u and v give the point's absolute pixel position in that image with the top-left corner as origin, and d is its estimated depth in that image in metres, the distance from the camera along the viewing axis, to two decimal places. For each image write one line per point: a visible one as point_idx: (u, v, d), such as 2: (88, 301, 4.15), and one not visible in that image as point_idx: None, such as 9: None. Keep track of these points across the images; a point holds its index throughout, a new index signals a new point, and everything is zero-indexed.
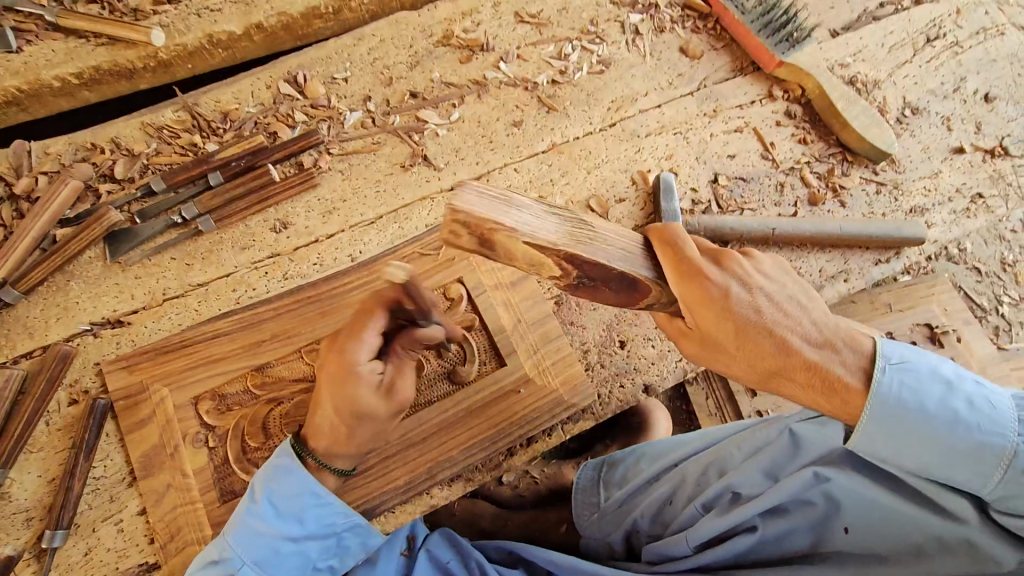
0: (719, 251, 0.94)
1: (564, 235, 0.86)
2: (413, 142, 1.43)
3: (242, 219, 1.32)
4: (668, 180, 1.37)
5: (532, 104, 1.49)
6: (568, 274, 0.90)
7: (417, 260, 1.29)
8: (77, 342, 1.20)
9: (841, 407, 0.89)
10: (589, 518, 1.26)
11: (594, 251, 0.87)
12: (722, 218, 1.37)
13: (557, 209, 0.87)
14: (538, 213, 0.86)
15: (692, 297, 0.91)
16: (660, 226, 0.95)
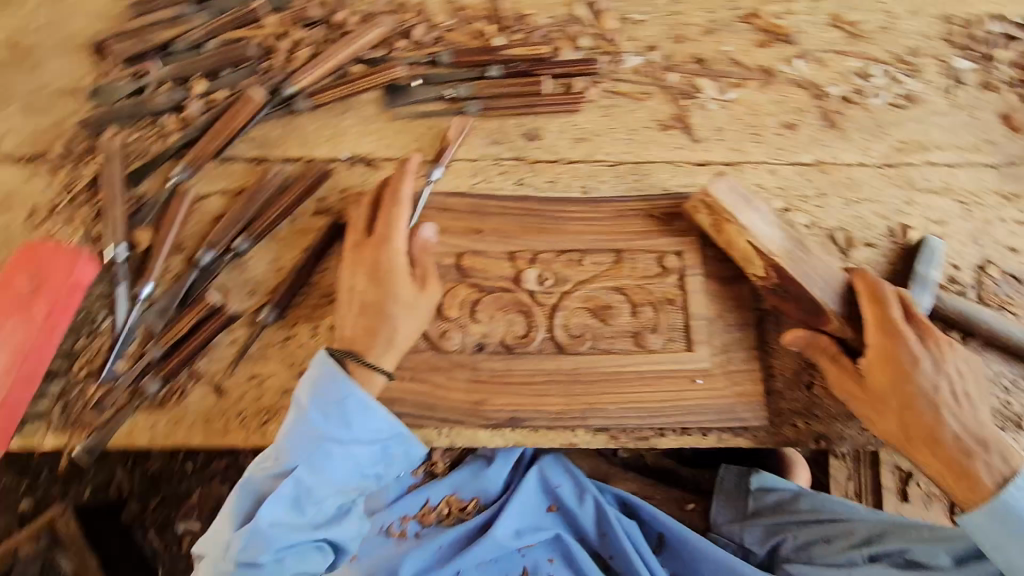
0: (921, 320, 1.11)
1: (779, 247, 1.16)
2: (681, 105, 1.39)
3: (501, 116, 1.38)
4: (933, 246, 1.27)
5: (814, 112, 1.39)
6: (769, 278, 1.17)
7: (646, 220, 1.28)
8: (334, 166, 1.34)
9: (961, 489, 1.06)
10: (727, 520, 1.37)
11: (804, 273, 1.15)
12: (975, 307, 1.25)
13: (787, 229, 1.18)
14: (772, 222, 1.18)
15: (886, 348, 1.10)
16: (866, 275, 1.16)
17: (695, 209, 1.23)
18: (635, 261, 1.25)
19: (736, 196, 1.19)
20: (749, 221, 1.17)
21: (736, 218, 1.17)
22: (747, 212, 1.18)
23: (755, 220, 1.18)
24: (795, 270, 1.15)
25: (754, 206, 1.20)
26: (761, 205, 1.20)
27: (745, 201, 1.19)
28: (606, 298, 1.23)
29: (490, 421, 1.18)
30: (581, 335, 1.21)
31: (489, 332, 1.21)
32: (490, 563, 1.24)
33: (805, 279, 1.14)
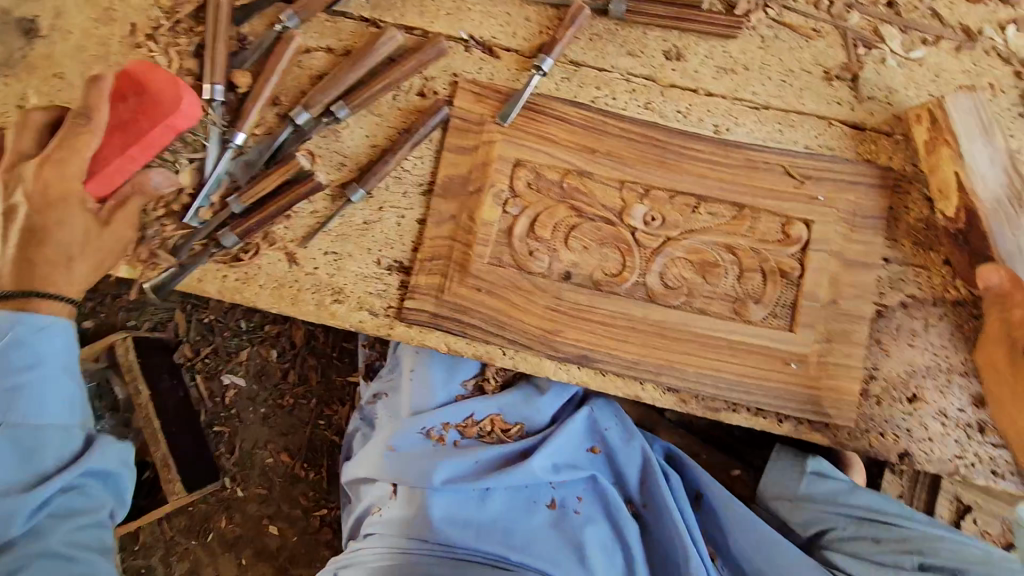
0: None
1: (987, 194, 1.04)
2: (853, 54, 1.19)
3: (645, 25, 1.20)
4: None
5: (1011, 94, 1.17)
6: (958, 220, 1.06)
7: (780, 175, 1.15)
8: (451, 45, 1.20)
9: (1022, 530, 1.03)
10: (775, 494, 1.26)
11: (1000, 228, 1.03)
12: None
13: (1014, 171, 1.04)
14: (1000, 159, 1.04)
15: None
16: None
17: (918, 117, 1.08)
18: (755, 222, 1.12)
19: (976, 118, 1.04)
20: (971, 151, 1.04)
21: (958, 142, 1.04)
22: (977, 141, 1.04)
23: (979, 151, 1.04)
24: (991, 222, 1.03)
25: (992, 136, 1.04)
26: (1000, 138, 1.04)
27: (982, 127, 1.04)
28: (713, 255, 1.11)
29: (559, 354, 1.12)
30: (678, 287, 1.11)
31: (579, 262, 1.12)
32: (520, 487, 1.24)
33: (997, 239, 1.03)
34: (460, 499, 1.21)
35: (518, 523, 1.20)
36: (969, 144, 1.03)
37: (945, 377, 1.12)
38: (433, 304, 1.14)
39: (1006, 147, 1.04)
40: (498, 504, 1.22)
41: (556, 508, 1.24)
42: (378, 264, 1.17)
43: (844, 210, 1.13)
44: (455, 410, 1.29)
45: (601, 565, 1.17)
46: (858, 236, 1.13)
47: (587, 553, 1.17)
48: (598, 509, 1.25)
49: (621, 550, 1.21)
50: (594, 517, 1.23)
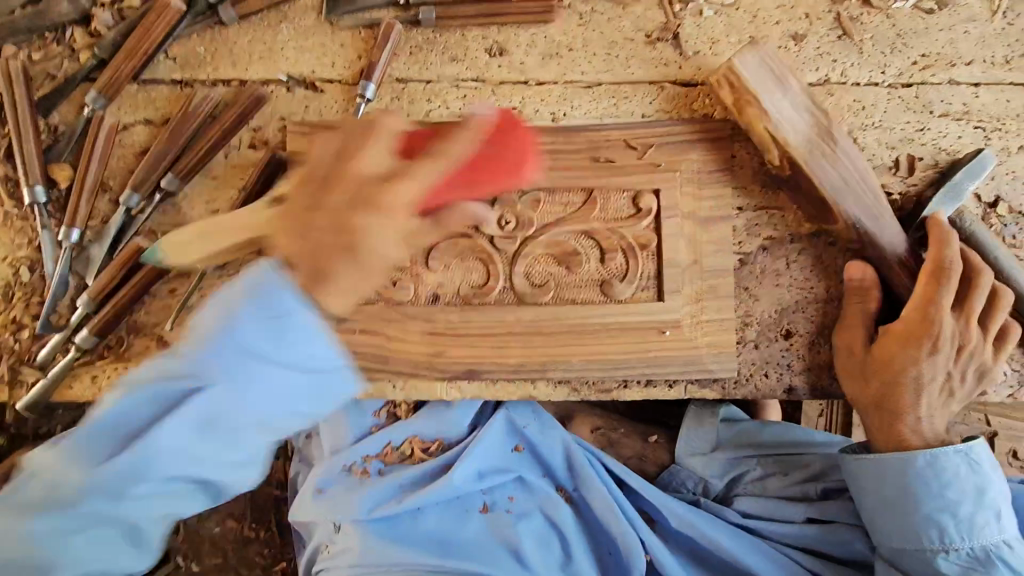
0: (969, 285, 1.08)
1: (799, 136, 1.06)
2: (671, 11, 1.18)
3: (461, 26, 1.17)
4: (984, 163, 1.12)
5: (829, 19, 1.18)
6: (783, 167, 1.09)
7: (623, 150, 1.15)
8: (271, 89, 1.17)
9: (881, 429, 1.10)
10: (693, 451, 1.32)
11: (821, 165, 1.07)
12: (995, 240, 1.13)
13: (815, 110, 1.07)
14: (801, 100, 1.06)
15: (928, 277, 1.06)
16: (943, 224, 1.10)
17: (721, 82, 1.08)
18: (607, 201, 1.13)
19: (769, 70, 1.06)
20: (772, 102, 1.05)
21: (759, 96, 1.05)
22: (773, 91, 1.06)
23: (778, 101, 1.06)
24: (811, 163, 1.07)
25: (785, 84, 1.06)
26: (794, 81, 1.06)
27: (774, 74, 1.06)
28: (573, 244, 1.12)
29: (446, 373, 1.13)
30: (546, 283, 1.12)
31: (446, 281, 1.12)
32: (449, 501, 1.27)
33: (820, 176, 1.07)
34: (390, 525, 1.24)
35: (450, 534, 1.23)
36: (767, 94, 1.05)
37: (816, 309, 1.15)
38: None
39: (802, 86, 1.07)
40: (428, 521, 1.25)
41: (489, 512, 1.27)
42: None
43: (689, 171, 1.14)
44: (372, 441, 1.31)
45: (534, 557, 1.22)
46: (707, 192, 1.15)
47: (519, 548, 1.21)
48: (529, 504, 1.29)
49: (558, 536, 1.26)
50: (525, 513, 1.27)
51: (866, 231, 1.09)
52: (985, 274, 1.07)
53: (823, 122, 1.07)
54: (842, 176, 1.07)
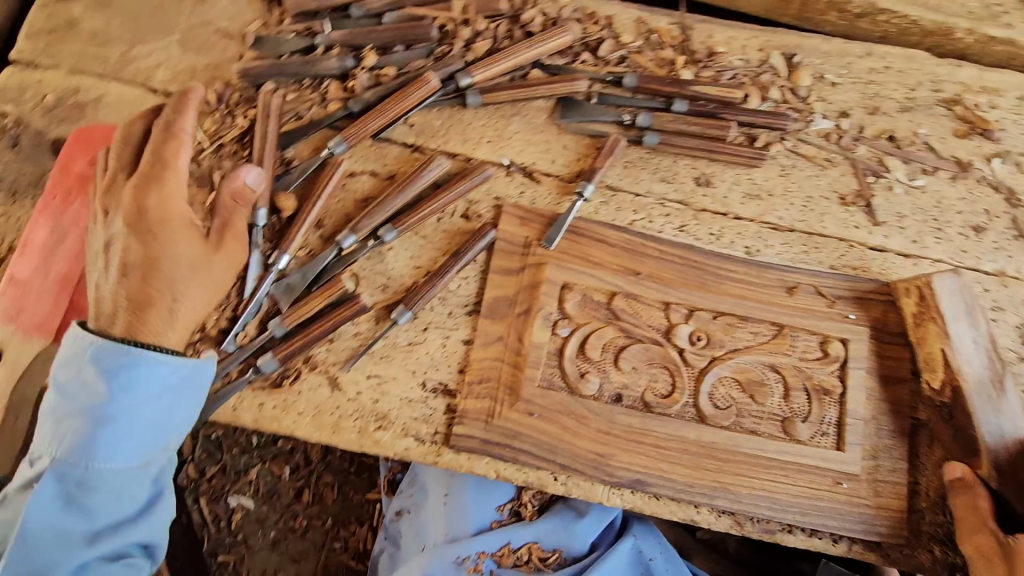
0: None
1: (979, 370, 1.06)
2: (865, 182, 1.30)
3: (675, 155, 1.29)
4: None
5: (1005, 218, 1.30)
6: (944, 394, 1.08)
7: (813, 295, 1.20)
8: (494, 171, 1.26)
9: None
10: None
11: (984, 413, 1.04)
12: None
13: (994, 354, 1.07)
14: (982, 343, 1.07)
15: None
16: None
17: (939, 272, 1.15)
18: (795, 340, 1.17)
19: (966, 296, 1.08)
20: (958, 330, 1.07)
21: (941, 318, 1.08)
22: (960, 321, 1.08)
23: (966, 330, 1.07)
24: (974, 402, 1.05)
25: (976, 315, 1.08)
26: (984, 322, 1.08)
27: (969, 310, 1.08)
28: (760, 374, 1.14)
29: (614, 479, 1.10)
30: (728, 407, 1.12)
31: (629, 384, 1.13)
32: None
33: (981, 416, 1.04)
34: None
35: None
36: (955, 314, 1.07)
37: None
38: (482, 429, 1.11)
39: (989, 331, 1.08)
40: None
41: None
42: (422, 387, 1.14)
43: (877, 327, 1.18)
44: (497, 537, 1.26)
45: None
46: (889, 352, 1.16)
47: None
48: None
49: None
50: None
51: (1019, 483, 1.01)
52: None
53: (999, 364, 1.07)
54: (992, 404, 1.04)
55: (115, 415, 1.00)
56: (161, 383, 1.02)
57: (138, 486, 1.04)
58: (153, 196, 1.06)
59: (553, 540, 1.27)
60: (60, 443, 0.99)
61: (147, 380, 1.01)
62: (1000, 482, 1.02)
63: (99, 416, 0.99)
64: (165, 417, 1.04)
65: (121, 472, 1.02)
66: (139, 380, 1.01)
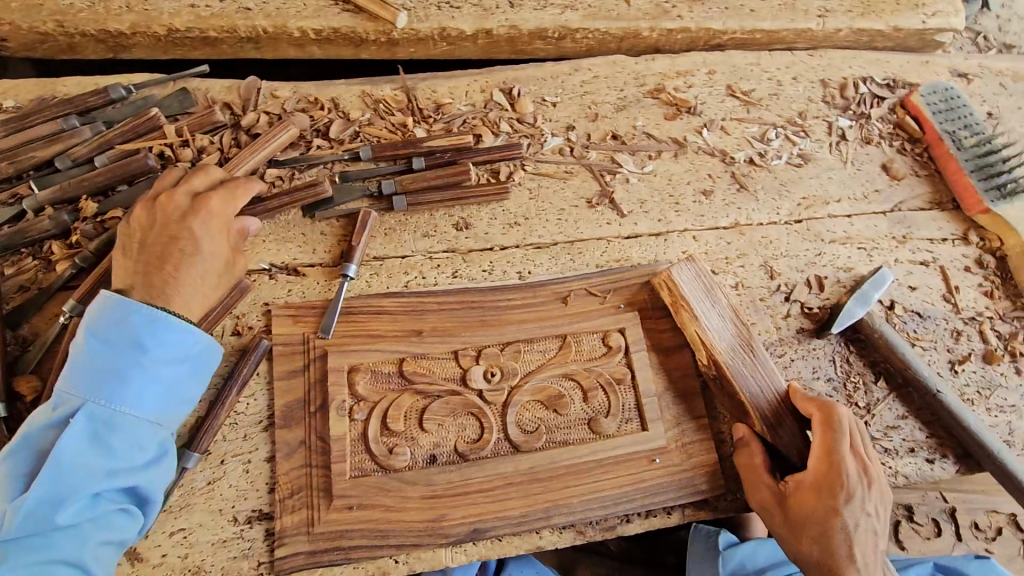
0: (863, 461, 1.11)
1: (727, 339, 1.20)
2: (604, 182, 1.43)
3: (429, 209, 1.33)
4: (884, 275, 1.37)
5: (725, 177, 1.49)
6: (709, 368, 1.21)
7: (586, 297, 1.29)
8: (254, 278, 1.24)
9: None
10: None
11: (742, 373, 1.18)
12: (898, 337, 1.33)
13: (738, 322, 1.22)
14: (725, 314, 1.22)
15: (824, 478, 1.08)
16: (822, 403, 1.15)
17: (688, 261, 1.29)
18: (580, 344, 1.24)
19: (702, 282, 1.23)
20: (703, 310, 1.21)
21: (689, 304, 1.21)
22: (703, 302, 1.22)
23: (708, 308, 1.22)
24: (732, 368, 1.18)
25: (714, 294, 1.23)
26: (722, 296, 1.22)
27: (706, 289, 1.23)
28: (556, 387, 1.20)
29: (451, 538, 1.11)
30: (536, 429, 1.17)
31: (439, 441, 1.14)
32: None
33: (740, 379, 1.17)
34: None
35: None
36: (696, 298, 1.21)
37: None
38: (307, 542, 1.08)
39: (728, 303, 1.23)
40: None
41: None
42: (234, 522, 1.10)
43: (646, 308, 1.29)
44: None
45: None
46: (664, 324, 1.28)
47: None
48: None
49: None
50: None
51: (781, 428, 1.17)
52: (840, 413, 1.13)
53: (743, 330, 1.21)
54: (749, 368, 1.19)
55: (144, 344, 0.98)
56: (150, 396, 0.99)
57: (79, 505, 0.92)
58: (191, 218, 1.07)
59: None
60: (97, 362, 0.97)
61: (165, 338, 1.00)
62: (770, 436, 1.16)
63: (125, 351, 0.98)
64: (174, 386, 1.02)
65: (141, 411, 0.98)
66: (131, 371, 0.97)
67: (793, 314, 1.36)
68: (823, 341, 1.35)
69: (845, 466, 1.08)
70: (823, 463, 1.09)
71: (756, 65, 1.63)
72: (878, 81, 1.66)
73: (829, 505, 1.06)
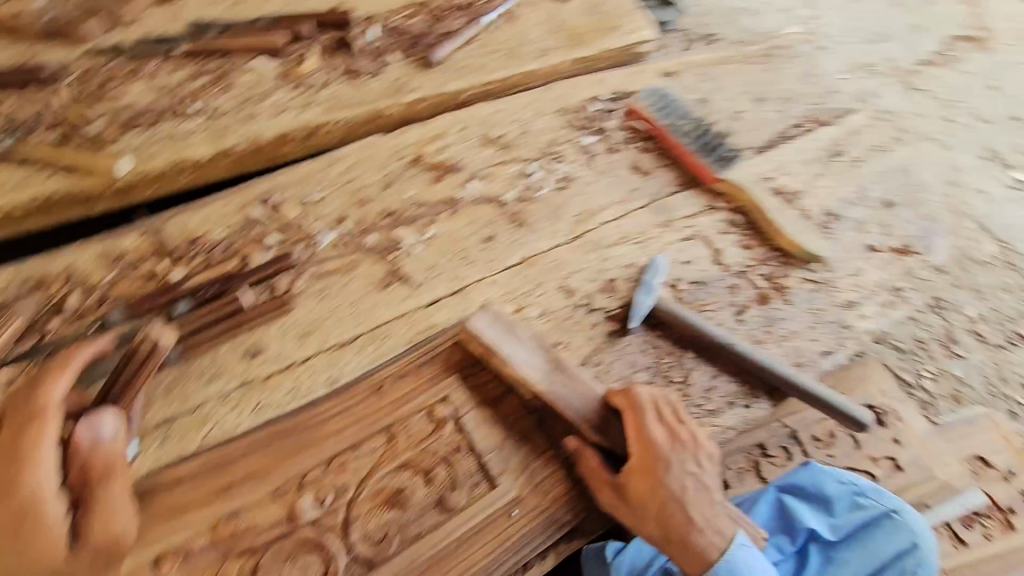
0: (672, 425, 1.20)
1: (540, 368, 1.26)
2: (389, 260, 1.45)
3: (210, 347, 1.25)
4: (658, 264, 1.55)
5: (502, 219, 1.58)
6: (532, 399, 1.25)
7: (399, 380, 1.28)
8: None
9: (685, 560, 1.13)
10: None
11: (561, 393, 1.24)
12: (685, 311, 1.49)
13: (544, 349, 1.29)
14: (531, 346, 1.29)
15: (645, 459, 1.16)
16: (624, 390, 1.23)
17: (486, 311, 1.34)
18: (407, 429, 1.22)
19: (501, 327, 1.31)
20: (509, 350, 1.28)
21: (496, 350, 1.27)
22: (507, 343, 1.28)
23: (513, 347, 1.28)
24: (551, 392, 1.24)
25: (515, 332, 1.30)
26: (523, 331, 1.30)
27: (507, 331, 1.30)
28: (394, 483, 1.16)
29: None
30: (386, 535, 1.12)
31: None
32: None
33: (561, 398, 1.23)
34: None
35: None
36: (500, 342, 1.28)
37: None
38: None
39: (531, 335, 1.30)
40: None
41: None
42: None
43: (462, 369, 1.30)
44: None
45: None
46: (481, 378, 1.30)
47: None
48: None
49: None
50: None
51: (603, 426, 1.22)
52: (639, 393, 1.23)
53: (551, 354, 1.28)
54: (565, 385, 1.25)
55: None
56: None
57: None
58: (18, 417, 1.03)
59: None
60: None
61: None
62: (603, 439, 1.21)
63: None
64: None
65: None
66: None
67: (598, 322, 1.47)
68: (629, 337, 1.46)
69: (657, 438, 1.16)
70: (640, 446, 1.17)
71: (500, 111, 1.77)
72: (605, 97, 1.88)
73: (655, 479, 1.14)
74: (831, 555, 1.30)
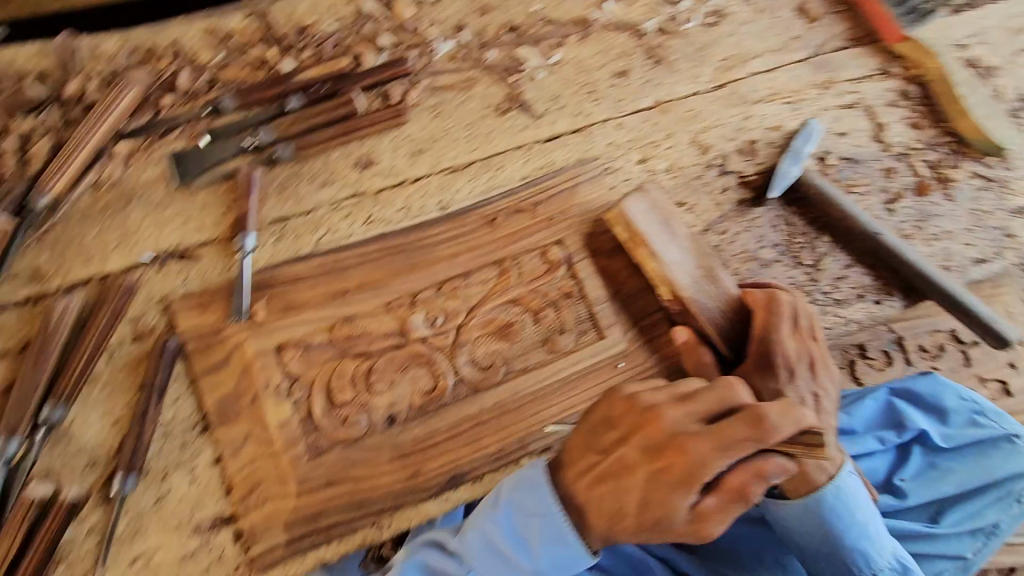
0: (804, 338, 1.13)
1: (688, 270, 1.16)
2: (510, 83, 1.29)
3: (322, 151, 1.18)
4: (813, 128, 1.34)
5: (639, 53, 1.37)
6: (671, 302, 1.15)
7: (515, 216, 1.19)
8: (138, 274, 1.07)
9: (785, 477, 1.11)
10: None
11: (705, 302, 1.14)
12: (833, 189, 1.32)
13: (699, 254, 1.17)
14: (687, 247, 1.17)
15: (768, 368, 1.10)
16: (763, 291, 1.15)
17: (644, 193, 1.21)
18: (520, 266, 1.17)
19: (658, 217, 1.18)
20: (660, 245, 1.16)
21: (646, 241, 1.16)
22: (660, 238, 1.17)
23: (665, 242, 1.16)
24: (694, 299, 1.14)
25: (671, 227, 1.18)
26: (681, 229, 1.18)
27: (664, 225, 1.18)
28: (505, 316, 1.14)
29: (431, 490, 1.06)
30: (493, 364, 1.11)
31: (396, 399, 1.07)
32: None
33: (700, 306, 1.14)
34: None
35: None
36: (653, 235, 1.17)
37: None
38: (283, 532, 1.02)
39: (687, 234, 1.19)
40: None
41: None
42: (197, 531, 1.02)
43: (581, 213, 1.21)
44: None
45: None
46: (598, 227, 1.21)
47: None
48: None
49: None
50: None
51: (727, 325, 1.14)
52: (778, 296, 1.14)
53: (705, 261, 1.17)
54: (706, 285, 1.15)
55: None
56: None
57: None
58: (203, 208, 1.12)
59: (519, 507, 1.00)
60: None
61: None
62: (725, 340, 1.13)
63: None
64: None
65: None
66: None
67: (729, 187, 1.32)
68: (763, 208, 1.32)
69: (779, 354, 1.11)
70: (767, 354, 1.11)
71: None
72: None
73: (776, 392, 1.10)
74: (927, 462, 1.33)
